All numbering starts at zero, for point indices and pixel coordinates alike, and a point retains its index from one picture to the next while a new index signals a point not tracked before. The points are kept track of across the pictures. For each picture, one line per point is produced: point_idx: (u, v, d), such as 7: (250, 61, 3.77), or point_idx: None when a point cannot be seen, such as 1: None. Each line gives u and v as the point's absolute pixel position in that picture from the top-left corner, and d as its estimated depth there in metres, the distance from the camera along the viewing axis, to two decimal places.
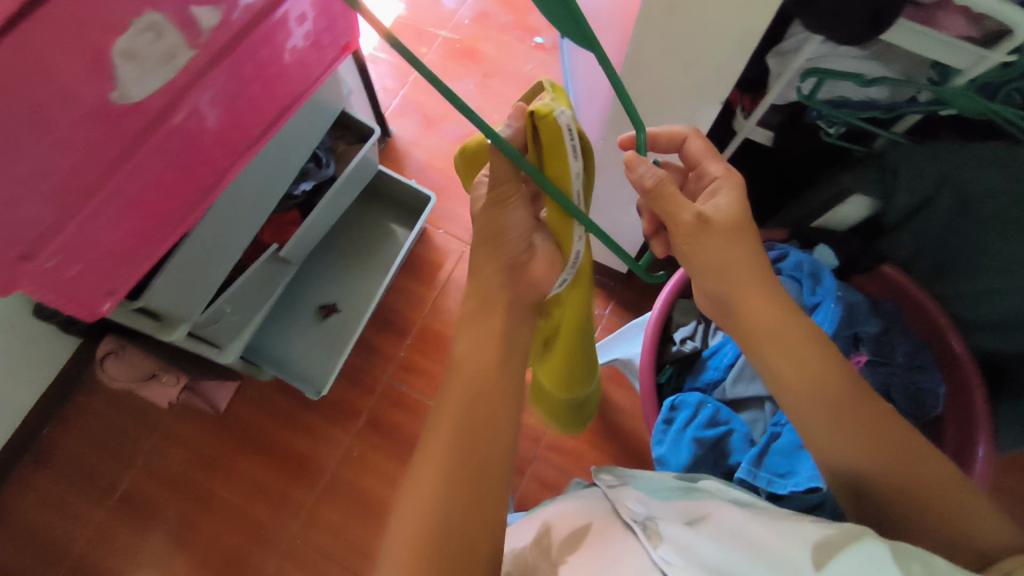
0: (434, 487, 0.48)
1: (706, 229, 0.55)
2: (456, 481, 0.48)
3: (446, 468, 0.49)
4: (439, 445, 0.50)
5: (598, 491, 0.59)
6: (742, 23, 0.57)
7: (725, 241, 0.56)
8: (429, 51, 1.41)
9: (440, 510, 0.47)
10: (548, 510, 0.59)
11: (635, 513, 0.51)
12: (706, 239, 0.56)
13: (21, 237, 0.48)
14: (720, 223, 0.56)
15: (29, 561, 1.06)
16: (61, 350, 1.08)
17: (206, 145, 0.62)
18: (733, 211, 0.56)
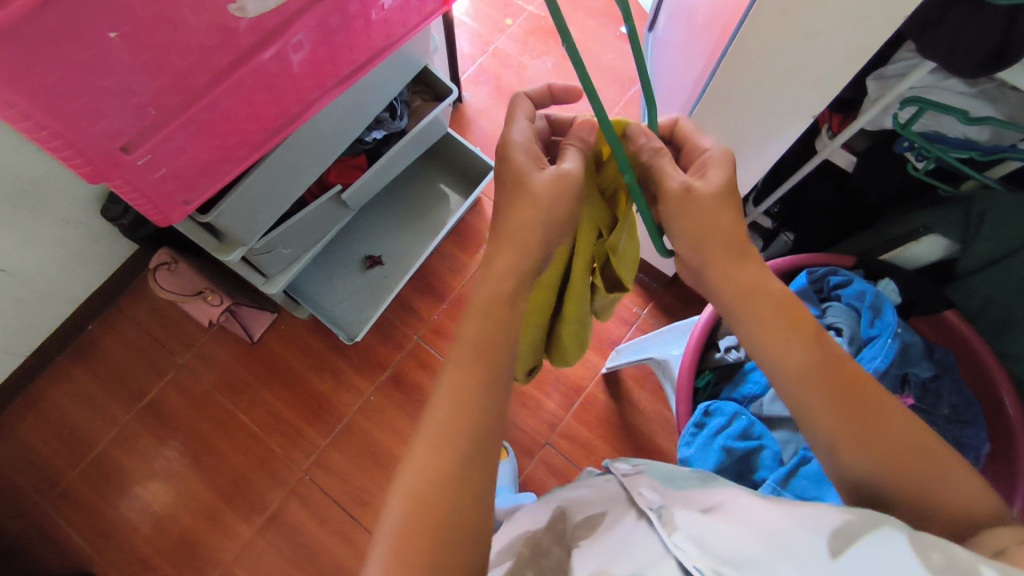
0: (446, 465, 0.43)
1: (693, 198, 0.52)
2: (456, 448, 0.44)
3: (458, 442, 0.44)
4: (448, 414, 0.45)
5: (613, 481, 0.55)
6: (856, 36, 0.56)
7: (712, 211, 0.53)
8: (513, 23, 1.41)
9: (448, 491, 0.42)
10: (565, 498, 0.55)
11: (650, 500, 0.49)
12: (695, 205, 0.52)
13: (123, 130, 0.51)
14: (709, 190, 0.53)
15: (56, 447, 1.11)
16: (118, 253, 1.12)
17: (302, 72, 0.63)
18: (723, 179, 0.53)
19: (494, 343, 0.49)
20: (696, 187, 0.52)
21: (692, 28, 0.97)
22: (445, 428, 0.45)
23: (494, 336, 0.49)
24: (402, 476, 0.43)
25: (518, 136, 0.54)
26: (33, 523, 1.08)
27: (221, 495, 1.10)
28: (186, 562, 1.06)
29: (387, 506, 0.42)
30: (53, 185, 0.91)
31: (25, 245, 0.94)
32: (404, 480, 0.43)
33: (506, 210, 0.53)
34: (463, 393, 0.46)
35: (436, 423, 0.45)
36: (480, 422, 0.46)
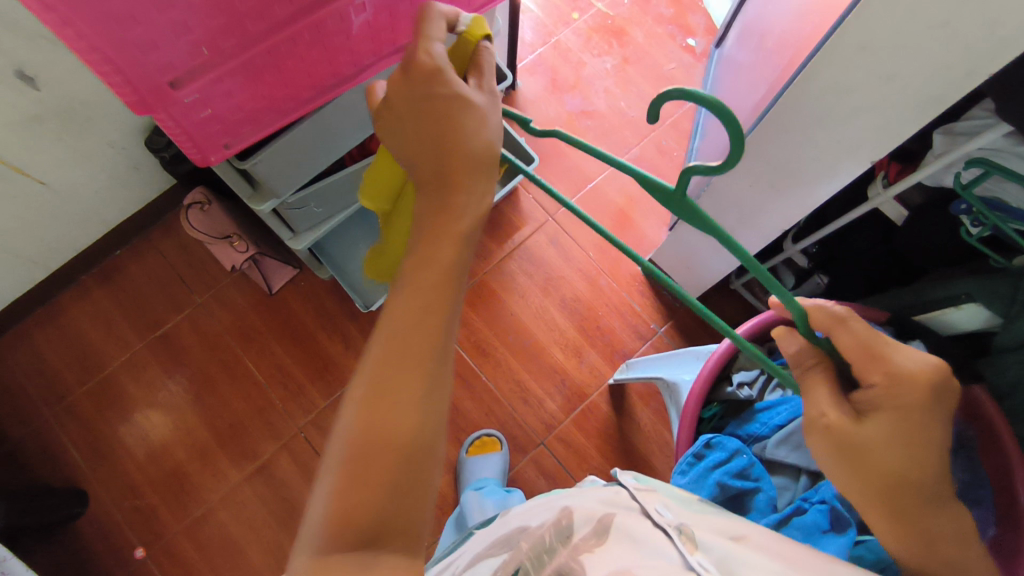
0: (388, 393, 0.41)
1: (829, 434, 0.47)
2: (398, 369, 0.41)
3: (401, 369, 0.42)
4: (394, 335, 0.43)
5: (622, 489, 0.54)
6: (932, 85, 0.54)
7: (872, 450, 0.46)
8: (579, 18, 1.39)
9: (386, 421, 0.40)
10: (570, 497, 0.55)
11: (666, 515, 0.49)
12: (841, 445, 0.47)
13: (176, 65, 0.51)
14: (860, 431, 0.46)
15: (69, 362, 1.14)
16: (155, 183, 1.13)
17: (360, 36, 0.63)
18: (896, 424, 0.45)
19: (439, 266, 0.44)
20: (836, 428, 0.46)
21: (763, 51, 0.95)
22: (389, 352, 0.42)
23: (440, 258, 0.44)
24: (350, 399, 0.42)
25: (438, 51, 0.46)
26: (35, 431, 1.10)
27: (217, 436, 1.11)
28: (173, 494, 1.08)
29: (337, 429, 0.42)
30: (101, 107, 0.92)
31: (67, 161, 0.95)
32: (350, 407, 0.42)
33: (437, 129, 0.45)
34: (410, 318, 0.43)
35: (384, 343, 0.43)
36: (424, 347, 0.42)
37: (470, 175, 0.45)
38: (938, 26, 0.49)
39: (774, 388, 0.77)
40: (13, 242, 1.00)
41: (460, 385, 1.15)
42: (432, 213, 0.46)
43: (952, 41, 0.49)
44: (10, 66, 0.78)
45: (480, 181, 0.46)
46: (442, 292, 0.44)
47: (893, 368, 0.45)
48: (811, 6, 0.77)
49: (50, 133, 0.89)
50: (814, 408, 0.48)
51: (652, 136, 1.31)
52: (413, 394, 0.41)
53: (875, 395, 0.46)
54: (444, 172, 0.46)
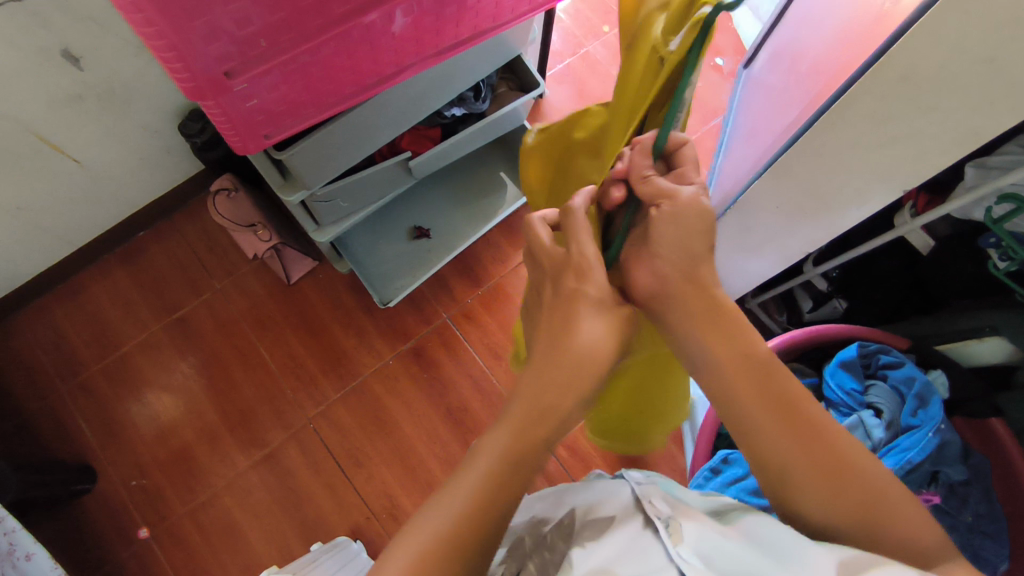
0: (477, 540, 0.42)
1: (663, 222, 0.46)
2: (483, 498, 0.43)
3: (492, 521, 0.43)
4: (490, 471, 0.44)
5: (623, 484, 0.55)
6: (972, 120, 0.54)
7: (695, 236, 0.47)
8: (610, 31, 1.40)
9: (466, 562, 0.41)
10: (575, 491, 0.56)
11: (659, 507, 0.50)
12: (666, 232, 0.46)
13: (232, 55, 0.52)
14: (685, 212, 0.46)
15: (86, 338, 1.15)
16: (184, 169, 1.14)
17: (405, 37, 0.63)
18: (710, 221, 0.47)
19: (548, 421, 0.46)
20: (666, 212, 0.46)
21: (795, 75, 0.96)
22: (485, 492, 0.43)
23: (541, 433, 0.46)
24: (433, 508, 0.43)
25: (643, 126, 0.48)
26: (48, 406, 1.11)
27: (225, 421, 1.12)
28: (179, 477, 1.09)
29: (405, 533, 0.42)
30: (140, 90, 0.93)
31: (102, 142, 0.96)
32: (436, 516, 0.42)
33: (569, 318, 0.48)
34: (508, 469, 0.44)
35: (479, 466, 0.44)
36: (511, 492, 0.44)
37: (591, 366, 0.47)
38: (984, 61, 0.49)
39: None
40: (41, 217, 1.01)
41: (470, 387, 1.15)
42: (548, 361, 0.47)
43: (998, 76, 0.50)
44: (57, 45, 0.79)
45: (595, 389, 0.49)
46: (534, 451, 0.46)
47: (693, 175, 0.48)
48: (849, 33, 0.78)
49: (88, 112, 0.91)
50: (658, 197, 0.46)
51: None
52: (489, 530, 0.43)
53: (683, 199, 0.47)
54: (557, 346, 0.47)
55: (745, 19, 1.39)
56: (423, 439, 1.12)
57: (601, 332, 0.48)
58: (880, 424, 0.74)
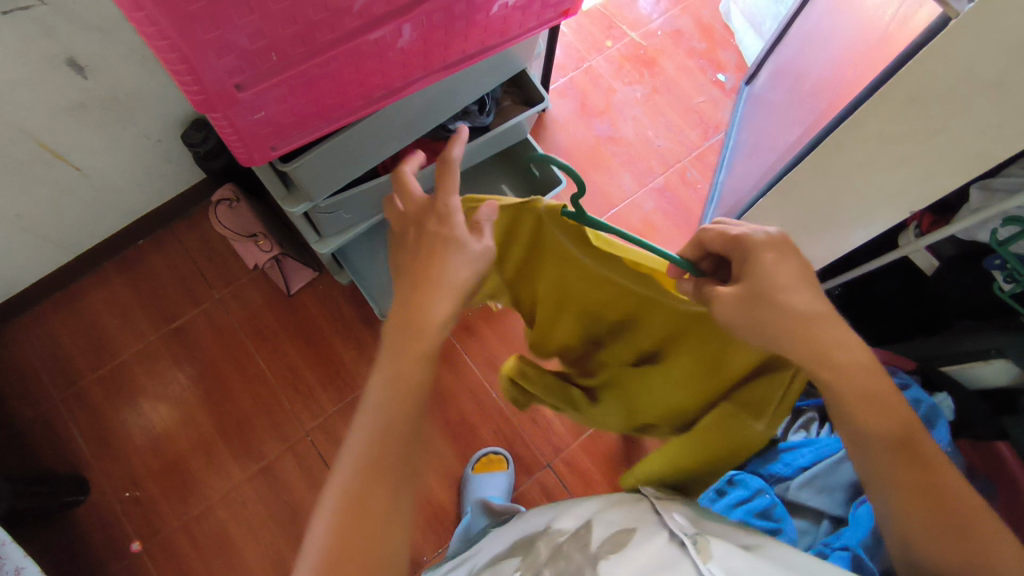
0: (388, 452, 0.47)
1: (725, 305, 0.53)
2: (376, 441, 0.47)
3: (397, 429, 0.48)
4: (379, 414, 0.48)
5: (644, 504, 0.57)
6: (982, 144, 0.54)
7: (767, 313, 0.51)
8: (612, 46, 1.40)
9: (383, 478, 0.46)
10: (593, 506, 0.57)
11: (681, 526, 0.51)
12: (736, 313, 0.52)
13: (242, 69, 0.51)
14: (749, 286, 0.52)
15: (82, 347, 1.14)
16: (185, 178, 1.13)
17: (413, 51, 0.63)
18: (780, 263, 0.52)
19: (419, 351, 0.51)
20: (726, 297, 0.53)
21: (799, 94, 0.97)
22: (382, 419, 0.48)
23: (424, 348, 0.51)
24: (348, 443, 0.48)
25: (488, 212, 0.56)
26: (42, 414, 1.10)
27: (221, 431, 1.11)
28: (173, 488, 1.07)
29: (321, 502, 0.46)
30: (144, 99, 0.92)
31: (104, 149, 0.96)
32: (345, 462, 0.47)
33: (436, 254, 0.54)
34: (400, 387, 0.49)
35: (367, 418, 0.48)
36: (403, 422, 0.48)
37: (450, 299, 0.53)
38: (994, 84, 0.50)
39: (798, 429, 0.83)
40: (42, 225, 1.01)
41: (469, 400, 1.14)
42: (415, 307, 0.52)
43: (1009, 101, 0.50)
44: (63, 53, 0.79)
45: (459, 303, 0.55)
46: (419, 382, 0.50)
47: (733, 231, 0.55)
48: (854, 53, 0.78)
49: (90, 121, 0.90)
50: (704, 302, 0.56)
51: (678, 166, 1.32)
52: (392, 467, 0.46)
53: (739, 266, 0.54)
54: (423, 281, 0.53)
55: (747, 36, 1.40)
56: None
57: (461, 257, 0.54)
58: None
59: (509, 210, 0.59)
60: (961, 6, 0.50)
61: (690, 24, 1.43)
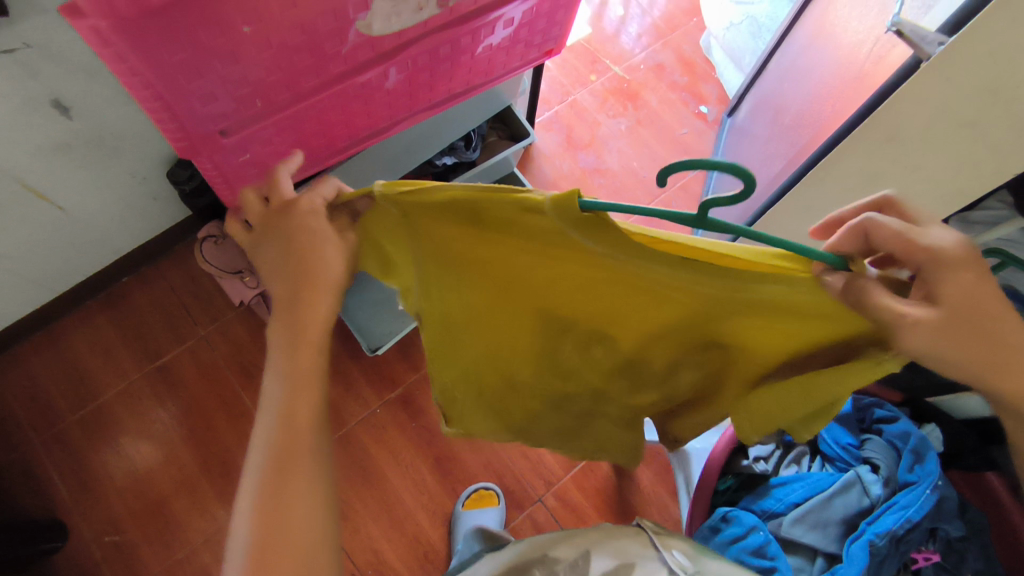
0: (292, 465, 0.45)
1: (925, 337, 0.39)
2: (279, 455, 0.45)
3: (301, 440, 0.46)
4: (279, 429, 0.46)
5: (640, 532, 0.60)
6: (958, 181, 0.56)
7: (972, 340, 0.40)
8: (596, 80, 1.43)
9: (290, 489, 0.45)
10: (589, 532, 0.59)
11: (680, 562, 0.55)
12: (937, 344, 0.40)
13: (227, 114, 0.51)
14: (949, 307, 0.40)
15: (63, 388, 1.12)
16: (170, 215, 1.13)
17: (399, 92, 0.64)
18: (981, 287, 0.40)
19: (310, 360, 0.49)
20: (926, 326, 0.39)
21: (779, 127, 0.99)
22: (283, 434, 0.46)
23: (310, 354, 0.49)
24: (250, 467, 0.46)
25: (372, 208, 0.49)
26: (20, 458, 1.07)
27: (205, 470, 1.08)
28: (154, 532, 1.04)
29: (235, 528, 0.45)
30: (129, 138, 0.92)
31: (88, 189, 0.95)
32: (250, 481, 0.45)
33: (301, 254, 0.48)
34: (294, 396, 0.47)
35: (267, 436, 0.46)
36: (304, 433, 0.47)
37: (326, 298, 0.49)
38: (967, 125, 0.51)
39: (789, 463, 0.82)
40: (24, 265, 1.00)
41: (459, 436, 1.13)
42: (285, 309, 0.49)
43: (982, 140, 0.51)
44: (48, 95, 0.79)
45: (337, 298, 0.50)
46: (314, 391, 0.48)
47: (926, 238, 0.40)
48: (832, 89, 0.80)
49: (75, 161, 0.90)
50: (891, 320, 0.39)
51: (663, 197, 1.33)
52: (301, 480, 0.45)
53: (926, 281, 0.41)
54: (301, 279, 0.48)
55: (728, 69, 1.43)
56: (411, 492, 1.09)
57: (333, 249, 0.48)
58: (878, 481, 0.74)
59: (479, 197, 0.42)
60: (933, 48, 0.52)
61: (671, 58, 1.46)
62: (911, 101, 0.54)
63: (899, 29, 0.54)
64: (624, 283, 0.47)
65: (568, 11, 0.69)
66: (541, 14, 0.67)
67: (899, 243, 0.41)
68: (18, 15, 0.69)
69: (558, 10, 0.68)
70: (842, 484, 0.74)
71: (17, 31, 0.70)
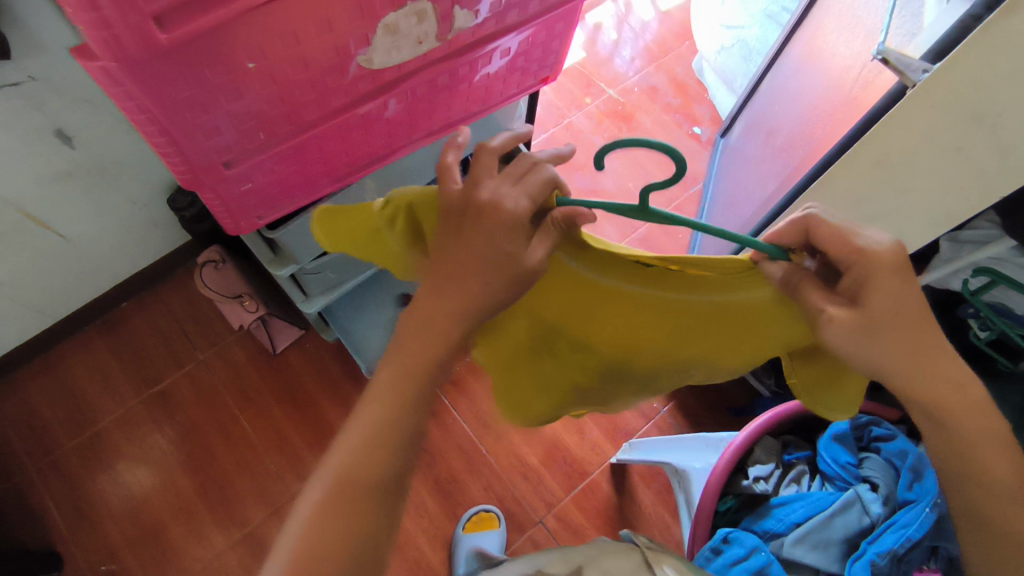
0: (364, 483, 0.46)
1: (841, 333, 0.42)
2: (355, 465, 0.46)
3: (384, 454, 0.46)
4: (362, 441, 0.46)
5: (634, 548, 0.60)
6: (946, 203, 0.57)
7: (891, 339, 0.43)
8: (591, 102, 1.45)
9: (354, 504, 0.45)
10: (584, 551, 0.60)
11: None
12: (849, 340, 0.43)
13: (230, 147, 0.52)
14: (869, 307, 0.42)
15: (60, 414, 1.11)
16: (170, 240, 1.14)
17: (399, 121, 0.65)
18: (904, 290, 0.42)
19: (406, 384, 0.47)
20: (844, 323, 0.42)
21: (772, 148, 1.01)
22: (367, 446, 0.46)
23: (419, 378, 0.47)
24: (317, 476, 0.47)
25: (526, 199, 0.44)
26: (16, 485, 1.07)
27: (203, 496, 1.08)
28: (152, 559, 1.03)
29: (292, 519, 0.46)
30: (129, 165, 0.93)
31: (88, 216, 0.96)
32: (322, 479, 0.46)
33: (492, 255, 0.44)
34: (389, 417, 0.47)
35: (348, 439, 0.47)
36: (385, 455, 0.46)
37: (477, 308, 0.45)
38: (954, 150, 0.52)
39: (789, 483, 0.82)
40: (23, 292, 1.00)
41: (459, 458, 1.13)
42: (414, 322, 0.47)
43: (968, 164, 0.52)
44: (51, 125, 0.80)
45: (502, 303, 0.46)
46: (407, 413, 0.47)
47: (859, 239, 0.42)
48: (822, 112, 0.82)
49: (76, 189, 0.91)
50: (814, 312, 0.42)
51: (659, 217, 1.35)
52: (364, 496, 0.46)
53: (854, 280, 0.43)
54: (458, 287, 0.45)
55: (720, 91, 1.46)
56: (412, 516, 1.08)
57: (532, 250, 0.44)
58: (878, 499, 0.74)
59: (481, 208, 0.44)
60: (916, 75, 0.53)
61: (664, 81, 1.49)
62: (899, 126, 0.55)
63: (884, 57, 0.56)
64: (618, 307, 0.51)
65: (563, 40, 0.71)
66: (536, 44, 0.68)
67: (835, 243, 0.43)
68: (23, 49, 0.70)
69: (553, 40, 0.70)
70: (843, 503, 0.73)
71: (21, 64, 0.71)
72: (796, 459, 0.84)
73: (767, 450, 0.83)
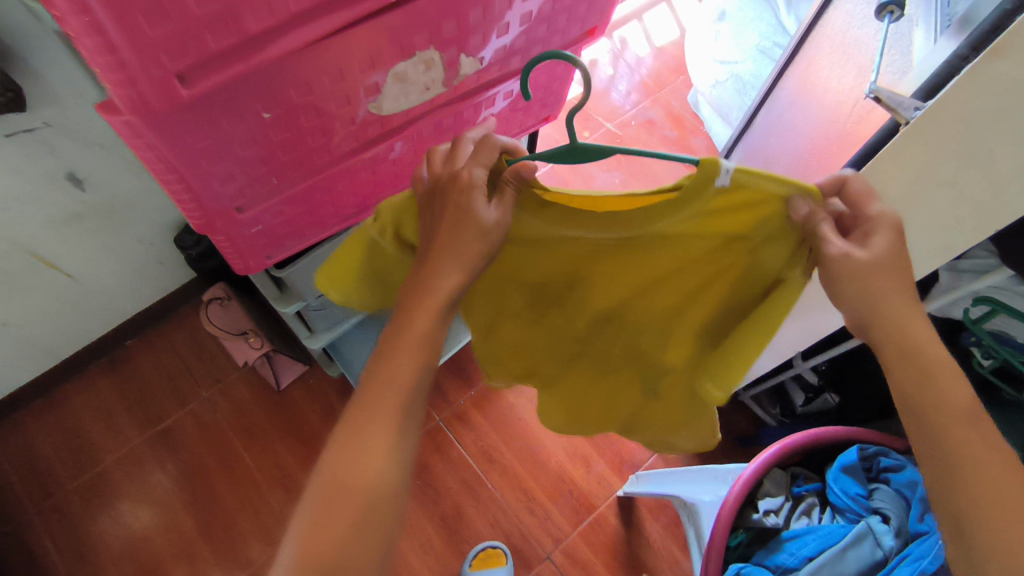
0: (368, 477, 0.43)
1: (847, 267, 0.43)
2: (356, 458, 0.43)
3: (385, 442, 0.44)
4: (361, 433, 0.44)
5: None
6: (943, 236, 0.58)
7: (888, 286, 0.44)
8: (591, 136, 1.48)
9: (358, 499, 0.43)
10: None
11: None
12: (852, 276, 0.44)
13: (243, 191, 0.54)
14: (877, 254, 0.44)
15: (62, 454, 1.11)
16: (175, 278, 1.15)
17: (406, 161, 0.67)
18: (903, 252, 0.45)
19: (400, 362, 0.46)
20: (851, 260, 0.43)
21: None
22: (366, 437, 0.44)
23: (410, 360, 0.46)
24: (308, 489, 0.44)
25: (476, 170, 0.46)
26: (16, 528, 1.05)
27: (205, 536, 1.06)
28: None
29: (291, 531, 0.43)
30: (138, 206, 0.95)
31: (96, 257, 0.97)
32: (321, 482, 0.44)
33: (454, 217, 0.45)
34: (384, 401, 0.45)
35: (345, 433, 0.45)
36: (385, 442, 0.44)
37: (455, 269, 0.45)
38: (948, 183, 0.54)
39: (799, 516, 0.82)
40: (30, 332, 1.00)
41: (465, 493, 1.12)
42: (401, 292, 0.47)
43: (963, 198, 0.54)
44: (63, 169, 0.82)
45: (483, 261, 0.46)
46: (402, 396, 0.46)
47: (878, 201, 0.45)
48: (817, 144, 0.84)
49: (86, 230, 0.92)
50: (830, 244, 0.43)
51: None
52: (371, 487, 0.43)
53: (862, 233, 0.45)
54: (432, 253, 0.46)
55: (716, 123, 1.48)
56: (417, 554, 1.07)
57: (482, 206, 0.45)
58: (889, 531, 0.73)
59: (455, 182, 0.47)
60: (910, 113, 0.54)
61: (661, 114, 1.52)
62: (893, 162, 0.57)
63: (875, 95, 0.57)
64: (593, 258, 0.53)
65: (563, 80, 0.73)
66: (538, 85, 0.70)
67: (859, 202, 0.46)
68: (38, 99, 0.72)
69: (554, 81, 0.72)
70: (854, 536, 0.73)
71: (37, 113, 0.73)
72: (806, 492, 0.85)
73: (776, 483, 0.83)
